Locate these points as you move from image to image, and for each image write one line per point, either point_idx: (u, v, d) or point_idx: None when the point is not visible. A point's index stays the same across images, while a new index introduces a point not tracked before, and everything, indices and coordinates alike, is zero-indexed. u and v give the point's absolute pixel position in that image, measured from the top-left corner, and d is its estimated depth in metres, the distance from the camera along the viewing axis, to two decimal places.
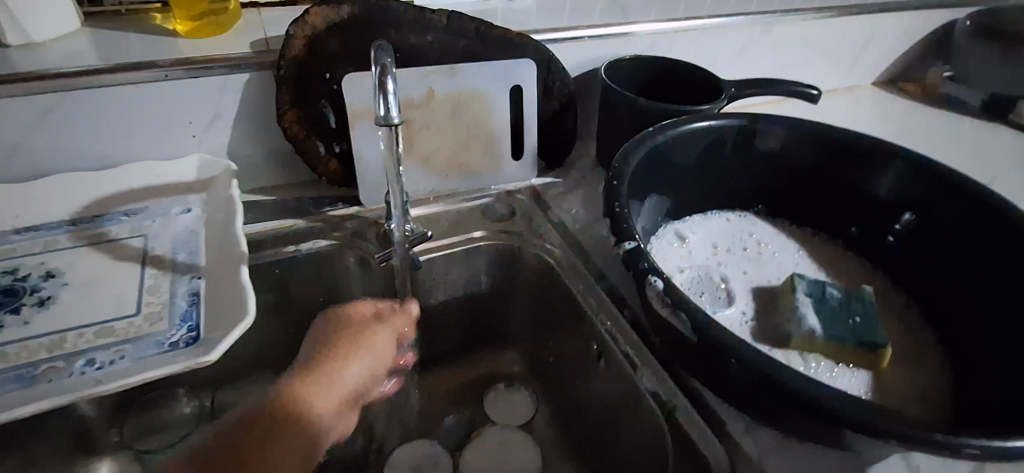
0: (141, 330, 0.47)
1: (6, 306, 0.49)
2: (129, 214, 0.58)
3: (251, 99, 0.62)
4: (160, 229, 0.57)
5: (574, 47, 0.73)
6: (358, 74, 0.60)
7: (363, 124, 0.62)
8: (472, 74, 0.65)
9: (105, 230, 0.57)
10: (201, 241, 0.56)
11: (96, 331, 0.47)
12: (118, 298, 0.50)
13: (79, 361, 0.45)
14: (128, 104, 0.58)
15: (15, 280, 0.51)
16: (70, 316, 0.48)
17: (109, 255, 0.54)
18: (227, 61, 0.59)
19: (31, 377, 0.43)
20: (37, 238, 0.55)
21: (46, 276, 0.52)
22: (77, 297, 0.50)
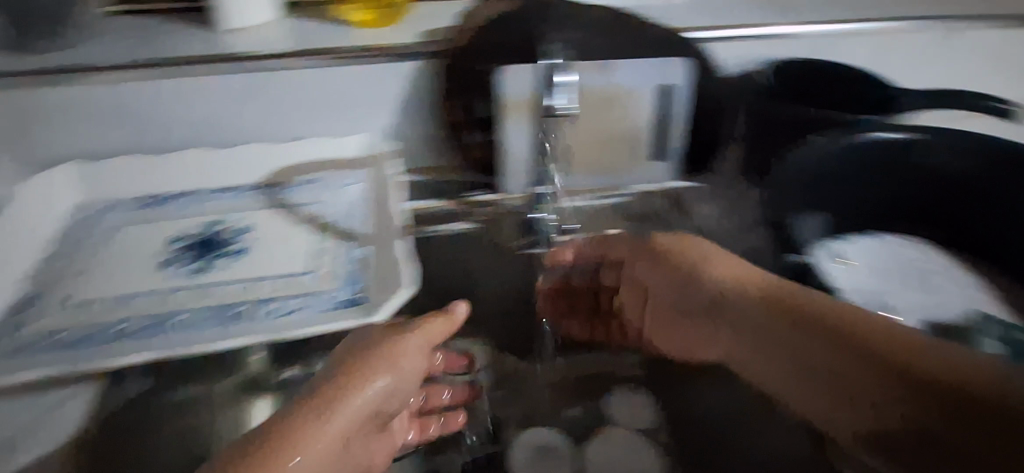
0: (316, 286, 0.55)
1: (211, 253, 0.58)
2: (305, 184, 0.66)
3: (415, 85, 0.66)
4: (333, 200, 0.64)
5: (734, 45, 0.68)
6: (514, 66, 0.62)
7: (514, 114, 0.65)
8: (623, 70, 0.65)
9: (286, 196, 0.64)
10: (367, 217, 0.64)
11: (280, 282, 0.55)
12: (296, 257, 0.57)
13: (269, 307, 0.53)
14: (313, 85, 0.64)
15: (218, 232, 0.60)
16: (260, 267, 0.57)
17: (289, 219, 0.62)
18: (398, 50, 0.64)
19: (235, 314, 0.52)
20: (234, 199, 0.64)
21: (241, 231, 0.60)
22: (265, 251, 0.58)
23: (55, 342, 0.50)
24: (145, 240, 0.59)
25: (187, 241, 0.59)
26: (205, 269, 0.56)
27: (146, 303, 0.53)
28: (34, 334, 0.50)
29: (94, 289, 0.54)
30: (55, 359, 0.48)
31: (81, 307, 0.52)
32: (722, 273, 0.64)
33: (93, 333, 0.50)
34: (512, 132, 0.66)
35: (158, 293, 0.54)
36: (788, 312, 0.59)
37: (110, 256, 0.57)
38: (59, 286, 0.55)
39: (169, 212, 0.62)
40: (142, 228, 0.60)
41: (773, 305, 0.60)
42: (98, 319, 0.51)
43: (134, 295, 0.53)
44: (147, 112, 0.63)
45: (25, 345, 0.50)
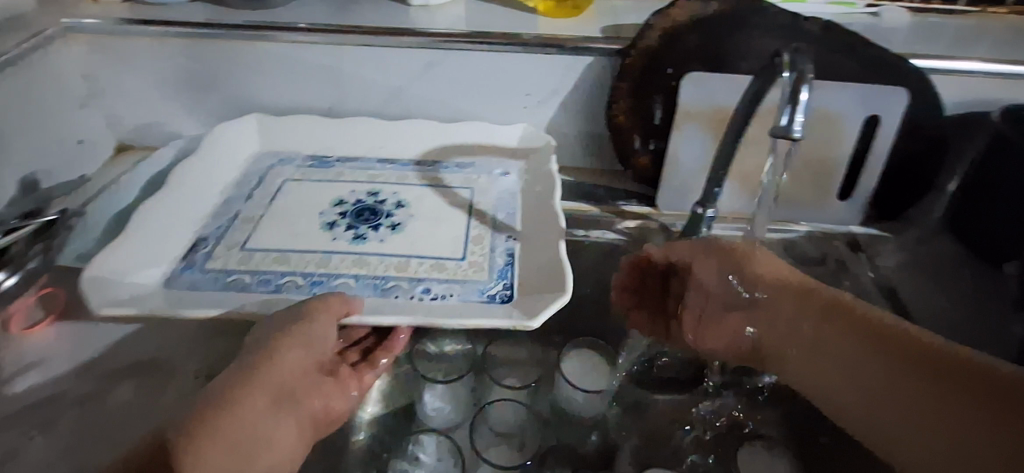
0: (467, 275, 0.52)
1: (368, 221, 0.58)
2: (460, 166, 0.65)
3: (589, 81, 0.63)
4: (487, 187, 0.62)
5: (963, 82, 0.59)
6: (705, 76, 0.58)
7: (691, 126, 0.60)
8: (828, 95, 0.58)
9: (441, 175, 0.64)
10: (521, 209, 0.60)
11: (431, 263, 0.54)
12: (448, 240, 0.56)
13: (419, 287, 0.51)
14: (487, 68, 0.64)
15: (375, 201, 0.60)
16: (414, 245, 0.56)
17: (444, 199, 0.61)
18: (581, 43, 0.60)
19: (382, 289, 0.51)
20: (392, 170, 0.64)
21: (397, 205, 0.60)
22: (420, 229, 0.57)
23: (222, 284, 0.51)
24: (309, 197, 0.61)
25: (347, 205, 0.60)
26: (360, 237, 0.56)
27: (305, 261, 0.54)
28: (206, 273, 0.52)
29: (262, 239, 0.56)
30: (221, 300, 0.50)
31: (247, 255, 0.54)
32: (771, 269, 0.52)
33: (256, 281, 0.52)
34: (684, 144, 0.61)
35: (317, 253, 0.54)
36: (842, 319, 0.47)
37: (278, 208, 0.59)
38: (232, 229, 0.57)
39: (334, 173, 0.64)
40: (309, 185, 0.62)
41: (817, 307, 0.48)
42: (262, 269, 0.53)
43: (295, 250, 0.55)
44: (335, 79, 0.66)
45: (196, 283, 0.52)
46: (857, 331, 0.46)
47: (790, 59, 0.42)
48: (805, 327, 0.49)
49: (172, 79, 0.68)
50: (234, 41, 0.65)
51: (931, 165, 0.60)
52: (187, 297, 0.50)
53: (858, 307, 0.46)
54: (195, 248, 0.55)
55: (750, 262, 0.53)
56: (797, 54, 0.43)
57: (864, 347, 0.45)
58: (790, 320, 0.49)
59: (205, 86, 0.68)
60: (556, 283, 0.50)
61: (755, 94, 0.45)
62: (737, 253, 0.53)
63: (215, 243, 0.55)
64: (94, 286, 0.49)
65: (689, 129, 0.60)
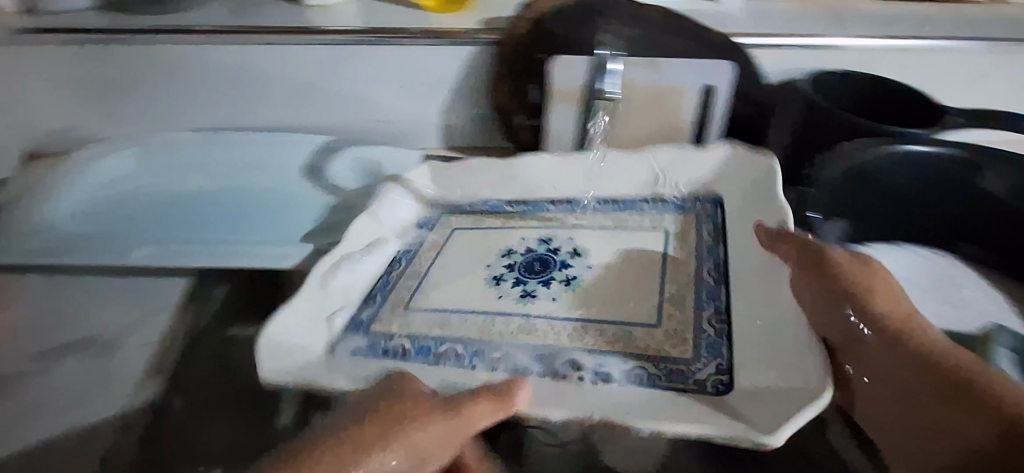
0: (665, 350, 0.50)
1: (537, 276, 0.58)
2: (647, 202, 0.66)
3: (473, 67, 0.72)
4: (678, 225, 0.63)
5: (776, 55, 0.73)
6: (569, 59, 0.67)
7: (563, 104, 0.69)
8: (670, 70, 0.69)
9: (576, 215, 0.65)
10: (711, 232, 0.62)
11: (615, 331, 0.52)
12: (653, 304, 0.54)
13: (593, 361, 0.49)
14: (383, 62, 0.71)
15: (548, 248, 0.61)
16: (586, 305, 0.55)
17: (633, 247, 0.61)
18: (463, 34, 0.69)
19: (544, 359, 0.50)
20: (572, 211, 0.66)
21: (572, 253, 0.60)
22: (598, 281, 0.57)
23: (381, 351, 0.52)
24: (481, 246, 0.63)
25: (517, 255, 0.61)
26: (528, 295, 0.56)
27: (466, 325, 0.54)
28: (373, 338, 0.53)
29: (424, 300, 0.56)
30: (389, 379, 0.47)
31: (409, 318, 0.55)
32: (881, 299, 0.49)
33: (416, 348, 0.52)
34: (560, 120, 0.70)
35: (479, 314, 0.55)
36: (920, 368, 0.45)
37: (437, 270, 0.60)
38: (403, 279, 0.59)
39: (507, 218, 0.66)
40: (489, 235, 0.64)
41: (898, 353, 0.46)
42: (422, 335, 0.53)
43: (459, 312, 0.55)
44: (247, 76, 0.72)
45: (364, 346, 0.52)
46: (928, 380, 0.44)
47: None
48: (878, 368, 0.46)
49: (83, 85, 0.71)
50: (147, 45, 0.69)
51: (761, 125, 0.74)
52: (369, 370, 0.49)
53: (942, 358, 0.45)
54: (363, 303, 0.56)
55: (866, 286, 0.50)
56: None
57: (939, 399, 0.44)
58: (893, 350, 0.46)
59: (118, 89, 0.72)
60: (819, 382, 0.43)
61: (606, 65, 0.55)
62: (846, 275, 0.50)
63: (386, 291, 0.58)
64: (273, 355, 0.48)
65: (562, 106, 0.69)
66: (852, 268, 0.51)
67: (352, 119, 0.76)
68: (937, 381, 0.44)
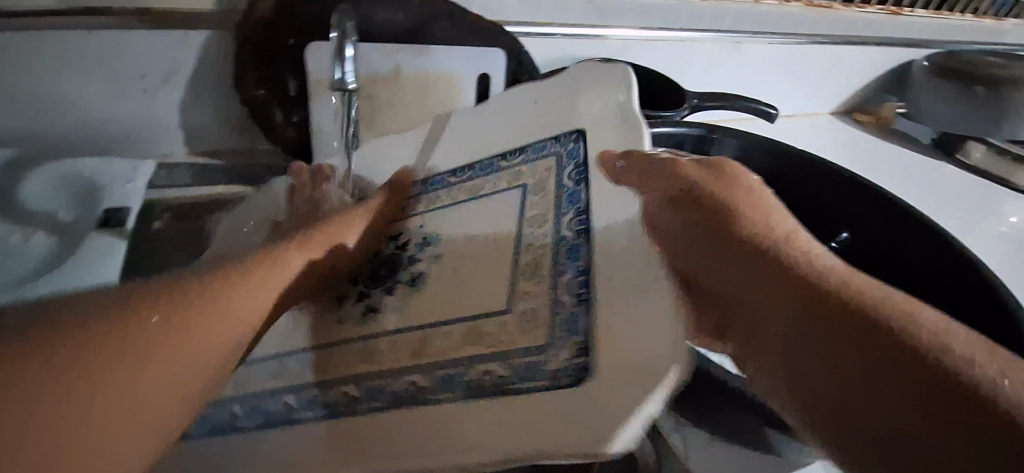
0: (518, 338, 0.40)
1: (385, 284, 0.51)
2: (504, 157, 0.54)
3: (210, 56, 0.61)
4: (539, 174, 0.50)
5: (545, 43, 0.75)
6: (325, 44, 0.59)
7: (325, 94, 0.62)
8: (440, 56, 0.66)
9: (433, 195, 0.56)
10: (578, 171, 0.46)
11: (465, 330, 0.43)
12: (500, 281, 0.45)
13: (467, 370, 0.39)
14: (83, 51, 0.57)
15: (411, 251, 0.52)
16: (421, 311, 0.47)
17: (497, 210, 0.50)
18: (189, 16, 0.58)
19: (379, 392, 0.41)
20: (444, 190, 0.55)
21: (422, 245, 0.52)
22: (440, 276, 0.48)
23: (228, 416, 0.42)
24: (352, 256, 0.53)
25: (375, 267, 0.53)
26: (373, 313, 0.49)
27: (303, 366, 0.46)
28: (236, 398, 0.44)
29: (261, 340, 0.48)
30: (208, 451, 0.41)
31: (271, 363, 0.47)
32: (758, 220, 0.35)
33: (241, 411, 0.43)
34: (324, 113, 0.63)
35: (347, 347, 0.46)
36: (814, 301, 0.29)
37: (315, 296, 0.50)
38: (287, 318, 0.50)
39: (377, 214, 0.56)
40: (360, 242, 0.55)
41: (779, 282, 0.31)
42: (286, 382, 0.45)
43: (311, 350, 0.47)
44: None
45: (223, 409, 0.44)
46: (828, 318, 0.29)
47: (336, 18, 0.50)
48: (761, 308, 0.32)
49: None
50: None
51: None
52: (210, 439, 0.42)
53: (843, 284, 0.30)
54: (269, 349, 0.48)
55: (745, 208, 0.36)
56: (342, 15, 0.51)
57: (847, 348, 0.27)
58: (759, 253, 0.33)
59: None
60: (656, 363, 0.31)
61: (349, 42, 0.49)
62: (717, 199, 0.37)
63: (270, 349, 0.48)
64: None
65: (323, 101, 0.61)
66: (723, 187, 0.38)
67: (51, 124, 0.60)
68: (844, 321, 0.28)
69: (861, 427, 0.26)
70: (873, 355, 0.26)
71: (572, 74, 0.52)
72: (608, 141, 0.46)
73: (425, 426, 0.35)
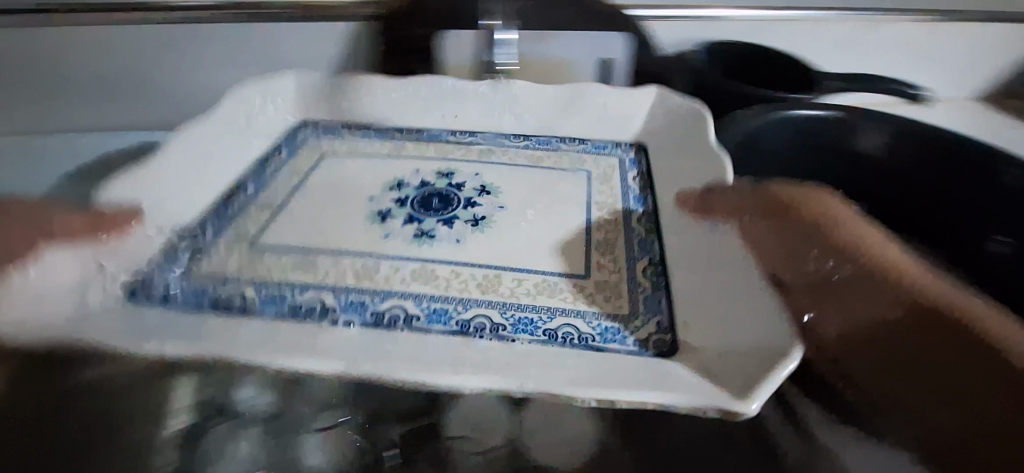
0: (581, 302, 0.46)
1: (433, 213, 0.53)
2: (564, 140, 0.63)
3: (352, 46, 0.67)
4: (602, 168, 0.60)
5: (666, 26, 0.74)
6: (455, 32, 0.62)
7: (455, 82, 0.65)
8: (560, 42, 0.66)
9: (473, 145, 0.61)
10: (638, 178, 0.59)
11: (537, 283, 0.47)
12: (581, 254, 0.50)
13: (506, 311, 0.44)
14: (251, 40, 0.67)
15: (447, 184, 0.56)
16: (483, 255, 0.49)
17: (569, 185, 0.57)
18: (336, 11, 0.65)
19: (456, 325, 0.42)
20: (472, 144, 0.62)
21: (481, 190, 0.56)
22: (511, 224, 0.52)
23: (283, 310, 0.42)
24: (339, 189, 0.55)
25: (410, 190, 0.55)
26: (425, 235, 0.50)
27: (338, 271, 0.46)
28: (188, 283, 0.44)
29: (275, 235, 0.49)
30: (182, 341, 0.37)
31: (308, 260, 0.47)
32: (862, 240, 0.47)
33: (184, 295, 0.43)
34: None
35: (347, 253, 0.48)
36: (876, 286, 0.43)
37: (286, 215, 0.52)
38: (232, 229, 0.50)
39: (348, 146, 0.60)
40: (330, 166, 0.58)
41: (881, 288, 0.43)
42: (348, 288, 0.44)
43: (349, 254, 0.48)
44: (114, 76, 0.67)
45: (169, 288, 0.44)
46: (892, 308, 0.43)
47: None
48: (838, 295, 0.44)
49: None
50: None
51: None
52: (142, 311, 0.41)
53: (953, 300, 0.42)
54: (193, 246, 0.48)
55: (825, 221, 0.48)
56: None
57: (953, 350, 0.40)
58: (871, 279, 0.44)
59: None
60: (781, 350, 0.37)
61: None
62: (799, 211, 0.48)
63: (219, 243, 0.48)
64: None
65: (361, 79, 0.64)
66: (807, 200, 0.49)
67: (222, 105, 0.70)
68: (923, 314, 0.42)
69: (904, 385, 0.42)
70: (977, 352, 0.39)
71: (642, 100, 0.64)
72: (696, 174, 0.56)
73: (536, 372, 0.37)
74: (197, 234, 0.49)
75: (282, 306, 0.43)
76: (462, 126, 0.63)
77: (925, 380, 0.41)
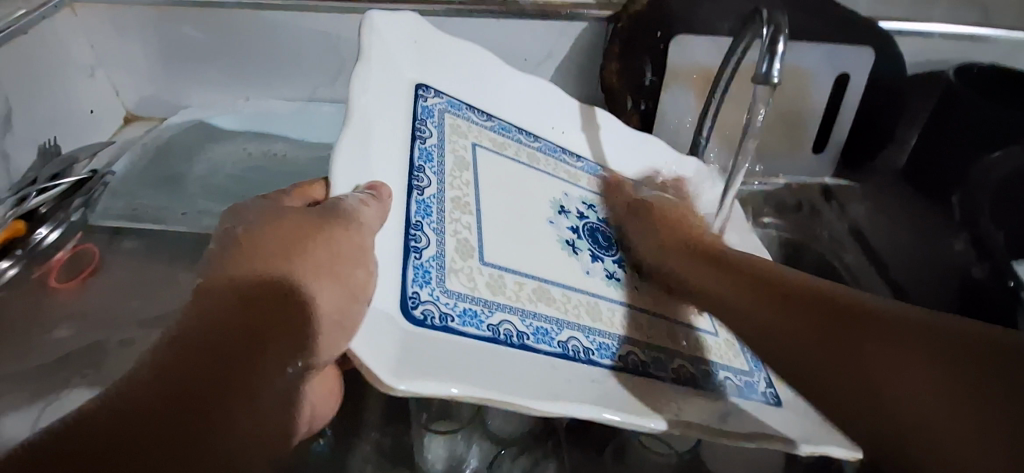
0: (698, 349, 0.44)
1: (609, 253, 0.47)
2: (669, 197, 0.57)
3: (582, 45, 0.67)
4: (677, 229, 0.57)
5: (921, 43, 0.67)
6: (689, 36, 0.64)
7: (678, 86, 0.66)
8: (801, 54, 0.64)
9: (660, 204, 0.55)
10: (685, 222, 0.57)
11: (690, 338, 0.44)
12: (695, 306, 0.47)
13: (656, 352, 0.41)
14: (479, 34, 0.67)
15: (596, 217, 0.51)
16: (649, 300, 0.45)
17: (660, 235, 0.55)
18: (572, 8, 0.65)
19: (659, 366, 0.40)
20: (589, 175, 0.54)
21: (622, 235, 0.50)
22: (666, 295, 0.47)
23: (493, 331, 0.34)
24: (509, 179, 0.46)
25: (573, 216, 0.48)
26: (614, 276, 0.46)
27: (525, 291, 0.38)
28: (456, 302, 0.35)
29: (496, 249, 0.40)
30: (579, 394, 0.32)
31: (496, 275, 0.38)
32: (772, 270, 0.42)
33: (459, 316, 0.34)
34: (673, 102, 0.67)
35: (534, 279, 0.40)
36: (781, 301, 0.39)
37: (486, 211, 0.42)
38: (448, 223, 0.39)
39: (489, 137, 0.48)
40: (494, 161, 0.47)
41: (833, 320, 0.36)
42: (529, 310, 0.37)
43: (555, 284, 0.41)
44: (317, 39, 0.67)
45: (444, 312, 0.34)
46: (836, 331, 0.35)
47: (767, 15, 0.48)
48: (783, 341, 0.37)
49: (158, 58, 0.68)
50: (214, 6, 0.64)
51: (886, 117, 0.68)
52: (442, 342, 0.32)
53: (846, 297, 0.37)
54: (415, 244, 0.36)
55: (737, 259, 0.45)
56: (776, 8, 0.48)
57: (884, 343, 0.33)
58: (779, 317, 0.38)
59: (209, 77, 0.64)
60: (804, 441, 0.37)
61: (745, 46, 0.51)
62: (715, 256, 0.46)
63: (442, 260, 0.36)
64: (378, 342, 0.28)
65: (547, 92, 0.55)
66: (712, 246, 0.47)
67: None
68: (835, 331, 0.35)
69: (841, 391, 0.33)
70: (901, 334, 0.33)
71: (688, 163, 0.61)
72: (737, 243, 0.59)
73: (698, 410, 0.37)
74: (418, 237, 0.36)
75: (552, 348, 0.36)
76: (565, 143, 0.55)
77: (845, 381, 0.33)
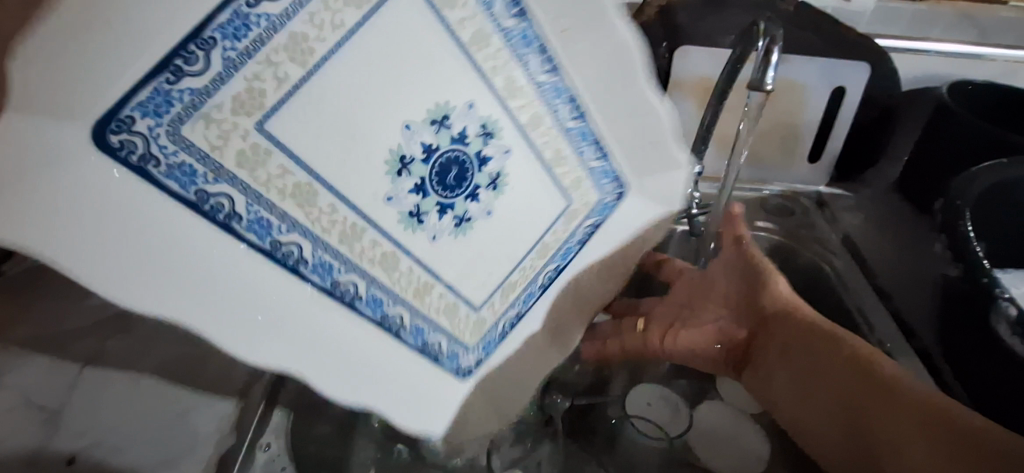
0: (426, 305, 0.43)
1: (449, 188, 0.42)
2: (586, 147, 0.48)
3: None
4: (584, 199, 0.50)
5: (916, 60, 0.70)
6: (690, 47, 0.67)
7: (678, 94, 0.71)
8: (797, 67, 0.67)
9: (566, 155, 0.47)
10: (586, 231, 0.51)
11: (423, 279, 0.42)
12: (503, 265, 0.46)
13: (370, 296, 0.40)
14: None
15: (477, 151, 0.43)
16: (446, 258, 0.43)
17: (539, 197, 0.47)
18: None
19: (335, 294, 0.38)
20: (540, 99, 0.45)
21: (491, 179, 0.44)
22: (493, 225, 0.45)
23: (179, 184, 0.32)
24: (408, 49, 0.38)
25: (445, 135, 0.41)
26: (417, 216, 0.41)
27: (271, 187, 0.35)
28: (168, 130, 0.31)
29: (296, 125, 0.35)
30: (317, 368, 0.37)
31: (261, 154, 0.34)
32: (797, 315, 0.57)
33: (168, 164, 0.31)
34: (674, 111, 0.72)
35: (306, 170, 0.36)
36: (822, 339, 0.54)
37: (319, 94, 0.35)
38: (254, 59, 0.32)
39: None
40: (420, 14, 0.38)
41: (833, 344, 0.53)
42: (259, 196, 0.35)
43: (327, 194, 0.37)
44: None
45: (149, 132, 0.30)
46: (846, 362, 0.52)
47: (763, 27, 0.51)
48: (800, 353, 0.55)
49: None
50: None
51: (885, 129, 0.71)
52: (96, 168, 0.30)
53: (941, 401, 0.47)
54: (178, 68, 0.29)
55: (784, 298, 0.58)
56: (770, 21, 0.51)
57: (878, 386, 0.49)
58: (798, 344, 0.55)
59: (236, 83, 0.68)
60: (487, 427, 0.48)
61: (742, 56, 0.54)
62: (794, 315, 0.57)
63: (198, 99, 0.31)
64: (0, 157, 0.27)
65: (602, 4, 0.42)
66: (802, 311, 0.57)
67: None
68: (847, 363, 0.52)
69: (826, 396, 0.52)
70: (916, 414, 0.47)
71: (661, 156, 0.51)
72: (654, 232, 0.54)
73: (337, 368, 0.38)
74: (190, 58, 0.29)
75: (262, 239, 0.35)
76: (557, 51, 0.44)
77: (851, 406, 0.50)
